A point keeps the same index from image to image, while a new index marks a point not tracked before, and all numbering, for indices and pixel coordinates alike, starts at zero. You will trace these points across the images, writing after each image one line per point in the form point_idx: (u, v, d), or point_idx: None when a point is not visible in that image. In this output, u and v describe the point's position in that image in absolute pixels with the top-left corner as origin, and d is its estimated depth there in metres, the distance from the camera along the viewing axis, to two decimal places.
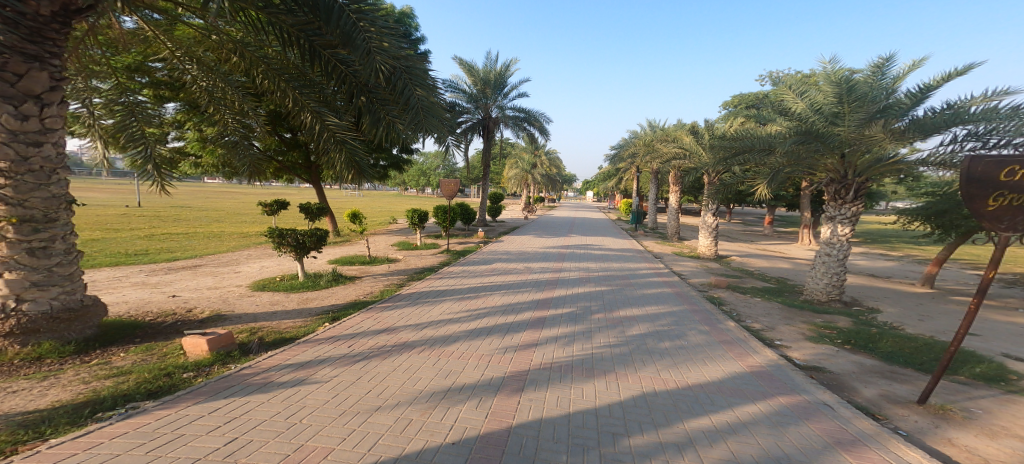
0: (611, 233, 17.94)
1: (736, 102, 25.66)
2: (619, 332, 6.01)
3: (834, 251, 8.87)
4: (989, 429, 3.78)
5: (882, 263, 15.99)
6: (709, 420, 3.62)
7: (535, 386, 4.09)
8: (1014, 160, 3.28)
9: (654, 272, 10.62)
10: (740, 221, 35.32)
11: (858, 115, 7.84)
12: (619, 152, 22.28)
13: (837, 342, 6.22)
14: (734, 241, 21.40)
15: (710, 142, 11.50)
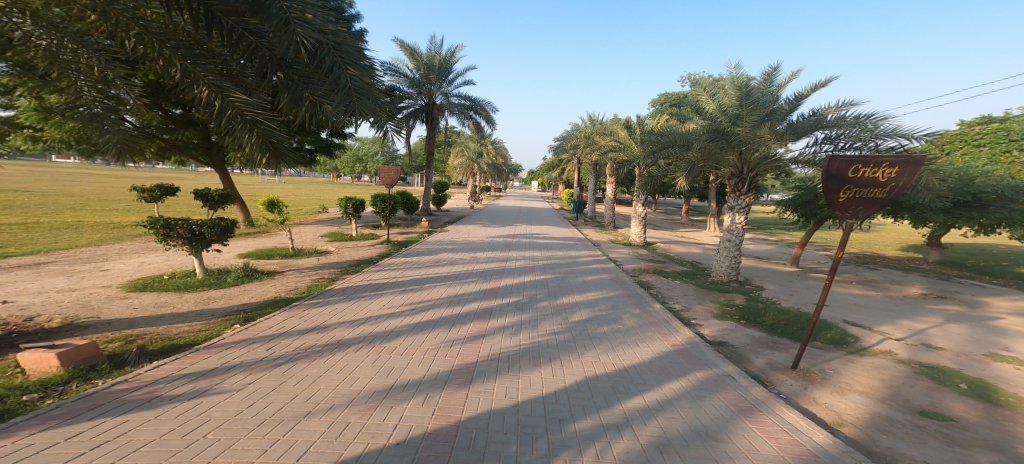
0: (553, 222, 18.42)
1: (663, 100, 27.67)
2: (562, 320, 6.15)
3: (731, 237, 9.99)
4: (840, 387, 4.58)
5: (768, 247, 18.62)
6: (642, 399, 3.88)
7: (483, 379, 4.01)
8: (857, 160, 4.06)
9: (593, 259, 11.10)
10: (664, 210, 38.52)
11: (753, 117, 8.96)
12: (563, 143, 22.83)
13: (735, 317, 7.10)
14: (659, 229, 23.28)
15: (640, 137, 12.20)
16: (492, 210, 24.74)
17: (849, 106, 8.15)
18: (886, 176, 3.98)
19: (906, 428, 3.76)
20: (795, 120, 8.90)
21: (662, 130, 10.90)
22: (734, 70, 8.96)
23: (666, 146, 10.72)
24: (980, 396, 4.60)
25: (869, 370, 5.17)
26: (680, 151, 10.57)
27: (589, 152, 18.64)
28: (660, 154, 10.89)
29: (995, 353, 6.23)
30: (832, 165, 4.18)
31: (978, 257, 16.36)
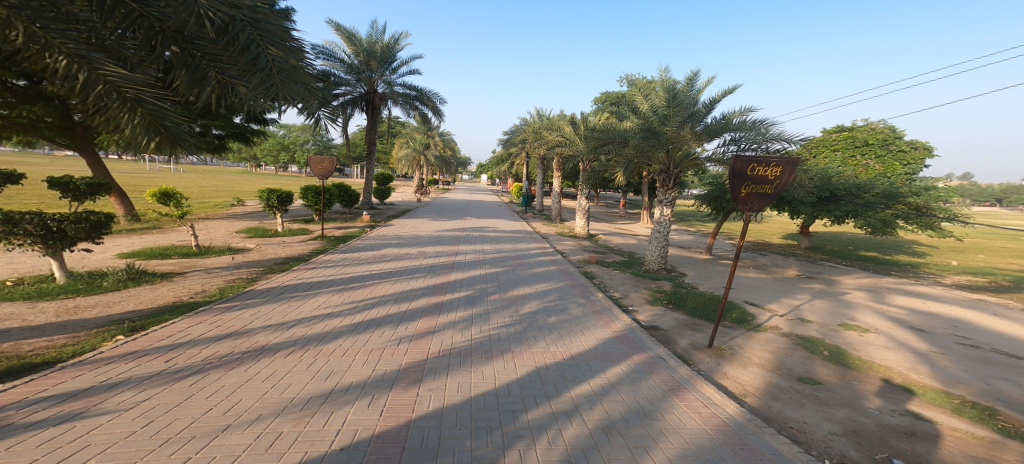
0: (502, 216, 18.49)
1: (603, 98, 28.88)
2: (513, 313, 6.12)
3: (658, 228, 10.75)
4: (744, 361, 5.20)
5: (690, 237, 20.42)
6: (588, 385, 4.03)
7: (433, 375, 3.88)
8: (755, 161, 4.83)
9: (542, 252, 11.28)
10: (604, 204, 40.55)
11: (678, 118, 9.76)
12: (512, 138, 22.90)
13: (664, 302, 7.69)
14: (601, 221, 24.39)
15: (584, 133, 12.63)
16: (439, 203, 24.15)
17: (749, 112, 9.17)
18: (774, 175, 4.88)
19: (790, 394, 4.38)
20: (710, 121, 9.69)
21: (604, 127, 11.44)
22: (663, 73, 9.82)
23: (607, 142, 11.30)
24: (838, 361, 5.51)
25: (765, 344, 5.93)
26: (618, 147, 11.18)
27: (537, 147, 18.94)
28: (601, 149, 11.52)
29: (850, 323, 7.48)
30: (735, 166, 4.97)
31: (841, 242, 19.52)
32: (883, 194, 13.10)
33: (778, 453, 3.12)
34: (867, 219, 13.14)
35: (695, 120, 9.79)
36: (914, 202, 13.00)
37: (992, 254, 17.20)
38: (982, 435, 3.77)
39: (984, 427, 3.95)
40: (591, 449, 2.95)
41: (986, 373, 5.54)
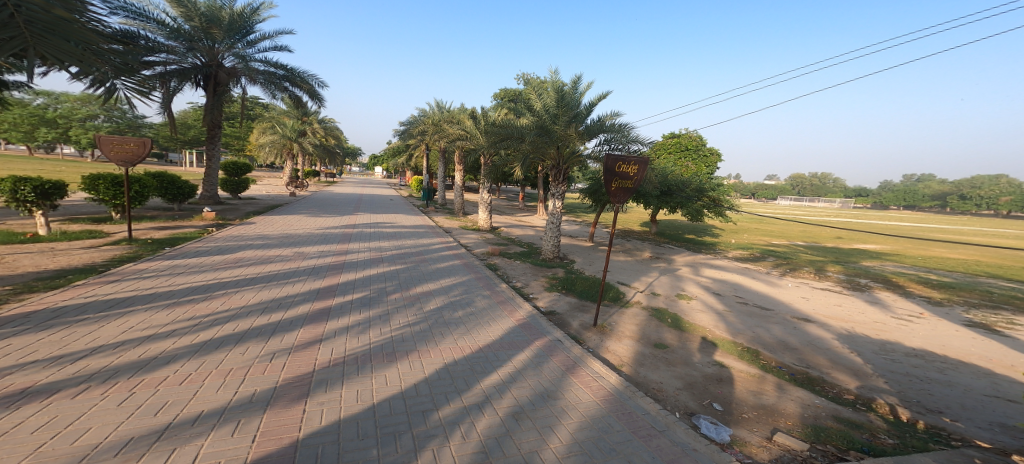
0: (398, 210, 17.29)
1: (504, 94, 28.97)
2: (418, 310, 5.52)
3: (551, 220, 11.22)
4: (620, 335, 5.67)
5: (580, 227, 22.00)
6: (498, 375, 3.81)
7: (322, 388, 3.17)
8: (623, 159, 5.39)
9: (445, 246, 10.77)
10: (506, 197, 41.38)
11: (565, 118, 10.19)
12: (408, 130, 21.50)
13: (559, 287, 8.02)
14: (502, 214, 24.62)
15: (484, 127, 12.53)
16: (325, 197, 21.41)
17: (618, 115, 10.04)
18: (634, 172, 5.47)
19: (650, 359, 4.89)
20: (590, 122, 10.38)
21: (502, 123, 11.50)
22: (553, 74, 10.20)
23: (505, 137, 11.39)
24: (676, 325, 6.43)
25: (632, 318, 6.60)
26: (515, 143, 11.34)
27: (437, 139, 18.15)
28: (499, 145, 11.72)
29: (681, 293, 8.87)
30: (605, 163, 5.48)
31: (675, 228, 23.26)
32: (696, 190, 16.42)
33: (648, 413, 3.36)
34: (688, 209, 16.22)
35: (579, 121, 10.40)
36: (712, 195, 16.73)
37: (757, 234, 22.67)
38: (753, 372, 4.74)
39: (754, 366, 4.99)
40: (505, 437, 2.76)
41: (750, 322, 7.07)
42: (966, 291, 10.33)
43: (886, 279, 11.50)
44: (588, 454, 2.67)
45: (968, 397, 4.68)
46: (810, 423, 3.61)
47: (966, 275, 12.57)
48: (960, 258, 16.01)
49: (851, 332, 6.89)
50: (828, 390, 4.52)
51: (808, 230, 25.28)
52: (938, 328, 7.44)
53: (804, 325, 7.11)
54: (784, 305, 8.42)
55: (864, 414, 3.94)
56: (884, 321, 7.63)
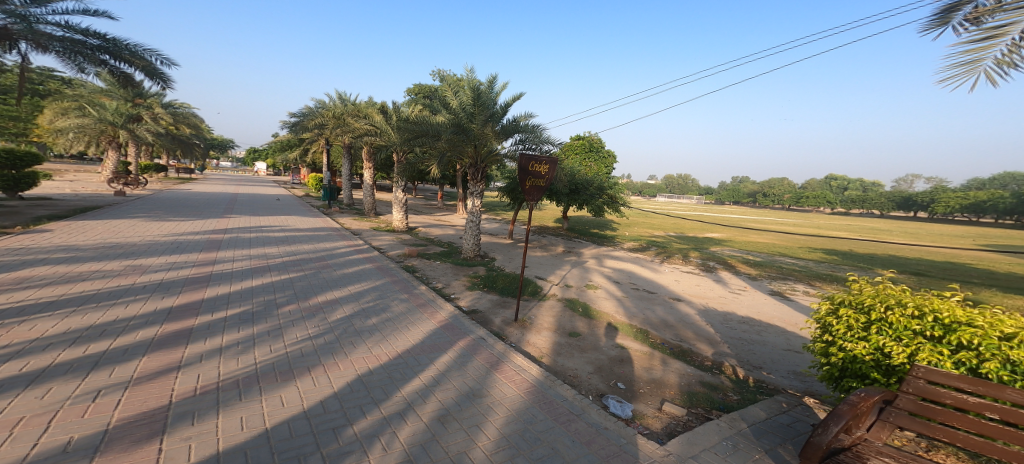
0: (293, 212, 15.39)
1: (418, 90, 27.95)
2: (322, 320, 4.76)
3: (471, 218, 11.23)
4: (539, 328, 5.96)
5: (500, 225, 22.41)
6: (419, 380, 3.69)
7: (187, 421, 2.53)
8: (536, 159, 5.67)
9: (352, 248, 9.70)
10: (420, 195, 40.15)
11: (481, 116, 10.21)
12: (301, 122, 19.23)
13: (481, 285, 8.09)
14: (419, 214, 23.76)
15: (396, 123, 11.95)
16: (176, 198, 17.50)
17: (531, 117, 10.44)
18: (545, 170, 5.79)
19: (565, 348, 5.24)
20: (505, 122, 10.58)
21: (416, 118, 11.10)
22: (469, 73, 10.18)
23: (420, 134, 11.04)
24: (586, 313, 6.98)
25: (550, 310, 6.99)
26: (431, 140, 11.08)
27: (341, 134, 16.69)
28: (415, 141, 11.34)
29: (589, 283, 9.63)
30: (519, 162, 5.65)
31: (581, 223, 25.09)
32: (598, 188, 18.00)
33: (566, 399, 3.60)
34: (593, 205, 17.65)
35: (495, 121, 10.57)
36: (611, 193, 18.52)
37: (644, 227, 25.71)
38: (645, 350, 5.39)
39: (645, 344, 5.67)
40: (431, 442, 2.73)
41: (642, 305, 8.02)
42: (782, 268, 13.14)
43: (724, 260, 14.03)
44: (516, 447, 2.78)
45: (781, 351, 5.95)
46: (686, 390, 4.24)
47: (778, 255, 15.99)
48: (779, 242, 20.45)
49: (716, 307, 8.29)
50: (694, 359, 5.34)
51: (678, 222, 29.48)
52: (762, 298, 9.36)
53: (679, 304, 8.29)
54: (665, 288, 9.73)
55: (720, 377, 4.75)
56: (729, 295, 9.36)
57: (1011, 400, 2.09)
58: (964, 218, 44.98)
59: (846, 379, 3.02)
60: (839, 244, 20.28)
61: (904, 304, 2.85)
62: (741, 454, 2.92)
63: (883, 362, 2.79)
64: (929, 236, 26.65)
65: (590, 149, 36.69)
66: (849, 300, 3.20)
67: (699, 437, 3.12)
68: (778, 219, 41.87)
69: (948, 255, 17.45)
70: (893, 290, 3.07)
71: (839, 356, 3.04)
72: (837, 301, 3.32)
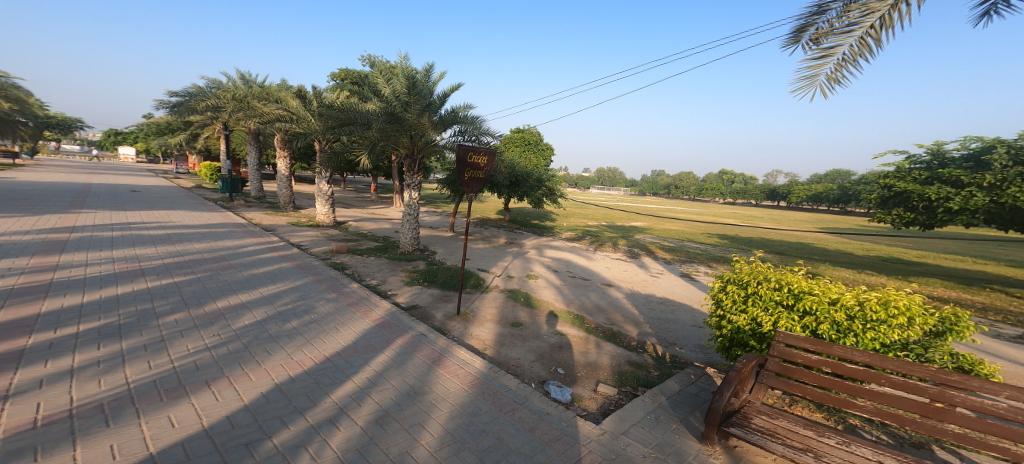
0: (181, 207, 13.14)
1: (343, 75, 25.96)
2: (224, 328, 4.25)
3: (409, 211, 10.82)
4: (481, 320, 5.98)
5: (439, 217, 21.91)
6: (353, 382, 3.52)
7: (27, 458, 2.09)
8: (473, 150, 5.62)
9: (263, 246, 8.62)
10: (349, 187, 37.52)
11: (417, 106, 9.72)
12: (189, 102, 16.39)
13: (420, 280, 7.88)
14: (347, 207, 22.13)
15: (319, 109, 10.98)
16: (14, 190, 13.96)
17: (470, 108, 10.23)
18: (483, 162, 5.76)
19: (508, 338, 5.33)
20: (444, 113, 10.16)
21: (342, 105, 10.30)
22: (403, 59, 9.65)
23: (347, 122, 10.28)
24: (527, 303, 7.17)
25: (493, 301, 7.05)
26: (361, 129, 10.39)
27: (247, 118, 14.75)
28: (342, 130, 10.45)
29: (531, 273, 9.85)
30: (457, 153, 5.69)
31: (521, 215, 25.53)
32: (537, 180, 18.43)
33: (510, 388, 3.67)
34: (532, 196, 18.09)
35: (433, 111, 10.19)
36: (549, 185, 19.05)
37: (578, 217, 26.93)
38: (581, 335, 5.69)
39: (581, 329, 5.99)
40: (369, 446, 2.63)
41: (578, 292, 8.42)
42: (694, 252, 14.66)
43: (646, 247, 15.27)
44: (461, 441, 2.79)
45: (691, 327, 6.69)
46: (617, 370, 4.57)
47: (687, 240, 17.85)
48: (693, 229, 22.80)
49: (641, 291, 9.01)
50: (623, 340, 5.76)
51: (607, 212, 31.43)
52: (679, 280, 10.39)
53: (610, 290, 8.87)
54: (598, 275, 10.31)
55: (646, 355, 5.20)
56: (653, 279, 10.23)
57: (837, 354, 2.63)
58: (811, 204, 55.08)
59: (732, 347, 3.56)
60: (739, 230, 23.24)
61: (769, 279, 3.45)
62: (663, 425, 3.22)
63: (757, 330, 3.36)
64: (786, 222, 32.25)
65: (530, 143, 37.64)
66: (732, 278, 3.76)
67: (628, 413, 3.36)
68: (690, 208, 46.50)
69: (801, 236, 21.34)
70: (762, 267, 3.68)
71: (727, 328, 3.57)
72: (724, 279, 3.86)
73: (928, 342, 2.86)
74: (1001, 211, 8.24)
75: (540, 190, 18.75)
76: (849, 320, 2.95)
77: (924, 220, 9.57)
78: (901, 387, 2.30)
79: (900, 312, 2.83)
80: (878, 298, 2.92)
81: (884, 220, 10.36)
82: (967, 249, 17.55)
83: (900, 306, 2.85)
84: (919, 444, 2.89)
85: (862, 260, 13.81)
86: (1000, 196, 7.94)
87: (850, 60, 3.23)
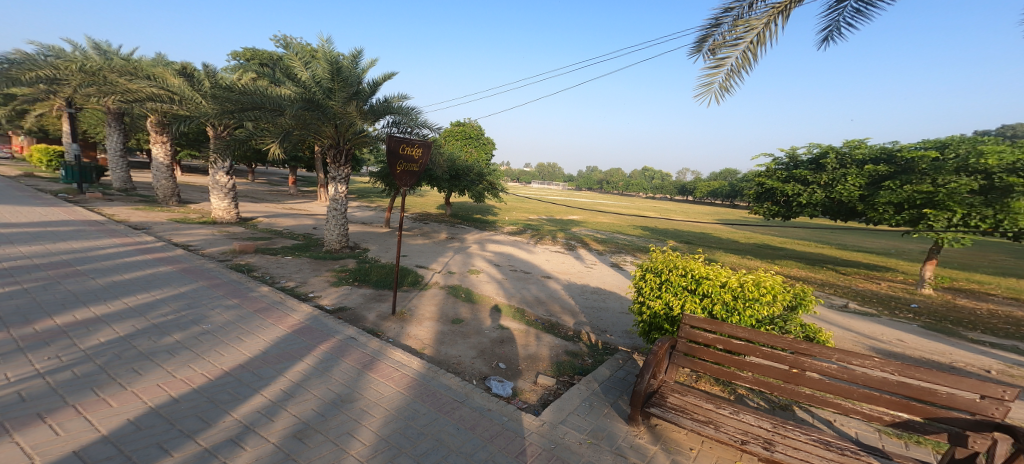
0: (8, 202, 10.43)
1: (248, 55, 23.08)
2: (68, 349, 3.52)
3: (336, 206, 10.06)
4: (419, 319, 5.75)
5: (370, 212, 20.67)
6: (262, 397, 3.15)
7: None
8: (404, 141, 5.33)
9: (133, 248, 7.29)
10: (262, 180, 33.70)
11: (342, 94, 8.85)
12: (10, 71, 12.97)
13: (350, 280, 7.34)
14: (258, 202, 19.79)
15: (212, 91, 9.56)
16: None
17: (405, 98, 9.57)
18: (417, 155, 5.49)
19: (448, 336, 5.19)
20: (374, 103, 9.44)
21: (242, 86, 9.06)
22: (324, 41, 8.63)
23: (250, 107, 9.07)
24: (468, 298, 7.05)
25: (431, 298, 6.83)
26: (270, 115, 9.30)
27: (103, 96, 12.26)
28: (244, 114, 9.17)
29: (472, 268, 9.74)
30: (388, 144, 5.34)
31: (463, 209, 25.36)
32: (478, 174, 18.29)
33: (449, 387, 3.57)
34: (474, 190, 17.95)
35: (362, 100, 9.33)
36: (490, 179, 18.99)
37: (518, 211, 27.30)
38: (521, 328, 5.76)
39: (521, 322, 6.06)
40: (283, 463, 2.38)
41: (519, 286, 8.50)
42: (620, 243, 15.71)
43: (581, 239, 16.00)
44: (397, 447, 2.65)
45: (620, 314, 7.16)
46: (556, 360, 4.71)
47: (616, 232, 19.04)
48: (619, 222, 24.49)
49: (574, 281, 9.40)
50: (560, 330, 5.95)
51: (545, 206, 32.49)
52: (608, 270, 11.05)
53: (549, 282, 9.12)
54: (538, 267, 10.53)
55: (580, 344, 5.43)
56: (585, 270, 10.75)
57: (726, 332, 2.95)
58: (712, 199, 62.46)
59: (651, 331, 3.83)
60: (657, 221, 25.54)
61: (677, 267, 3.78)
62: (596, 411, 3.37)
63: (670, 314, 3.65)
64: (692, 214, 36.28)
65: (470, 137, 37.48)
66: (649, 267, 4.04)
67: (565, 402, 3.47)
68: (615, 203, 49.83)
69: (703, 227, 24.12)
70: (672, 255, 4.01)
71: (646, 313, 3.84)
72: (643, 268, 4.14)
73: (786, 316, 3.37)
74: (832, 205, 10.11)
75: (481, 184, 18.62)
76: (734, 300, 3.36)
77: (784, 212, 11.32)
78: (770, 358, 2.65)
79: (768, 291, 3.31)
80: (753, 279, 3.38)
81: (758, 212, 12.01)
82: (813, 235, 21.45)
83: (768, 286, 3.33)
84: (787, 406, 3.41)
85: (746, 247, 16.01)
86: (831, 193, 9.83)
87: (736, 71, 3.64)
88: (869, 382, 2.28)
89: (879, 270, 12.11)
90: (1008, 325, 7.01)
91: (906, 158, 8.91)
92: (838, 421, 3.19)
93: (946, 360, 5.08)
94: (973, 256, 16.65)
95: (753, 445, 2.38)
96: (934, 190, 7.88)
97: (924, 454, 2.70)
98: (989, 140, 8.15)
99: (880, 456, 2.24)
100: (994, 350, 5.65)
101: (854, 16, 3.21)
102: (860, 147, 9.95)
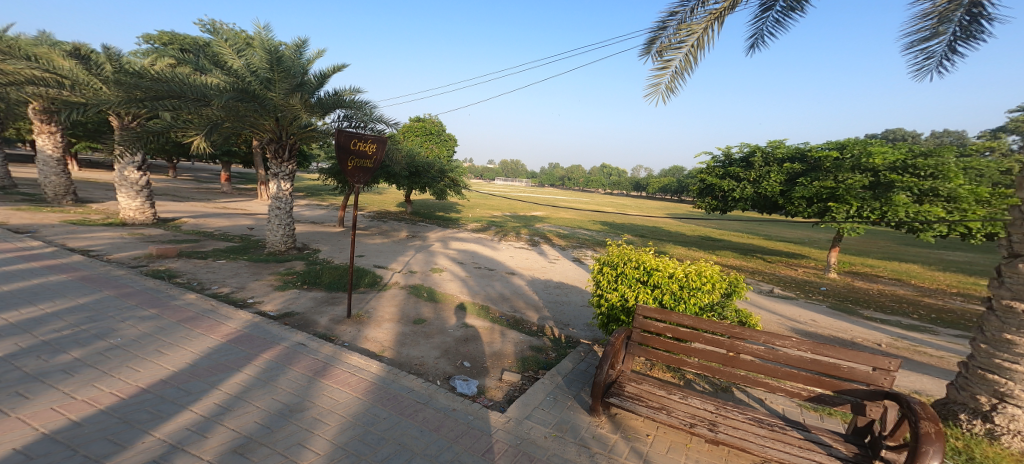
0: None
1: (166, 39, 20.71)
2: None
3: (278, 204, 9.36)
4: (377, 321, 5.47)
5: (320, 211, 19.48)
6: (193, 413, 2.82)
7: None
8: (354, 136, 5.01)
9: (13, 255, 6.22)
10: (191, 177, 30.53)
11: (284, 85, 8.01)
12: None
13: (298, 284, 6.83)
14: (185, 201, 17.87)
15: (115, 76, 8.42)
16: None
17: (357, 91, 8.96)
18: (370, 150, 5.12)
19: (409, 337, 4.99)
20: (323, 95, 8.76)
21: (154, 72, 8.04)
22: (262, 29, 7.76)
23: (166, 96, 8.07)
24: (430, 297, 6.84)
25: (391, 299, 6.54)
26: (194, 106, 8.35)
27: None
28: (159, 104, 8.10)
29: (435, 267, 9.48)
30: (337, 139, 5.03)
31: (425, 207, 24.72)
32: (440, 170, 17.84)
33: (411, 389, 3.42)
34: (436, 188, 17.50)
35: (307, 92, 8.38)
36: (452, 176, 18.57)
37: (482, 208, 27.16)
38: (485, 325, 5.68)
39: (485, 319, 5.99)
40: None
41: (483, 283, 8.39)
42: (576, 238, 16.11)
43: (545, 235, 16.19)
44: (355, 454, 2.49)
45: (581, 308, 7.30)
46: (520, 356, 4.69)
47: (577, 227, 19.50)
48: (577, 217, 25.11)
49: (535, 276, 9.46)
50: (524, 326, 5.95)
51: (508, 203, 32.60)
52: (569, 264, 11.25)
53: (513, 278, 9.11)
54: (503, 264, 10.48)
55: (543, 339, 5.46)
56: (546, 265, 10.86)
57: (675, 320, 3.06)
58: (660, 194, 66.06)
59: (609, 323, 3.90)
60: (611, 216, 26.54)
61: (631, 260, 3.90)
62: (560, 404, 3.39)
63: (625, 305, 3.74)
64: (644, 209, 38.11)
65: (430, 133, 36.63)
66: (607, 260, 4.12)
67: (529, 397, 3.45)
68: (572, 199, 51.07)
69: (654, 221, 25.43)
70: (627, 248, 4.13)
71: (604, 306, 3.90)
72: (601, 261, 4.21)
73: (724, 304, 3.61)
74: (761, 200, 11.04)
75: (442, 181, 18.19)
76: (681, 289, 3.53)
77: (722, 207, 12.27)
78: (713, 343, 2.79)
79: (708, 280, 3.53)
80: (695, 270, 3.59)
81: (701, 207, 12.87)
82: (745, 227, 23.43)
83: (708, 276, 3.55)
84: (728, 388, 3.65)
85: (690, 239, 17.10)
86: (758, 188, 10.71)
87: (680, 72, 3.79)
88: (789, 361, 2.48)
89: (798, 258, 13.46)
90: (893, 302, 8.10)
91: (814, 157, 9.94)
92: (769, 399, 3.47)
93: (849, 336, 5.75)
94: (871, 243, 19.06)
95: (701, 427, 2.48)
96: (836, 186, 8.90)
97: (835, 424, 3.01)
98: (876, 142, 9.25)
99: (802, 429, 2.43)
100: (884, 325, 6.47)
101: (776, 24, 3.46)
102: (779, 147, 10.92)
